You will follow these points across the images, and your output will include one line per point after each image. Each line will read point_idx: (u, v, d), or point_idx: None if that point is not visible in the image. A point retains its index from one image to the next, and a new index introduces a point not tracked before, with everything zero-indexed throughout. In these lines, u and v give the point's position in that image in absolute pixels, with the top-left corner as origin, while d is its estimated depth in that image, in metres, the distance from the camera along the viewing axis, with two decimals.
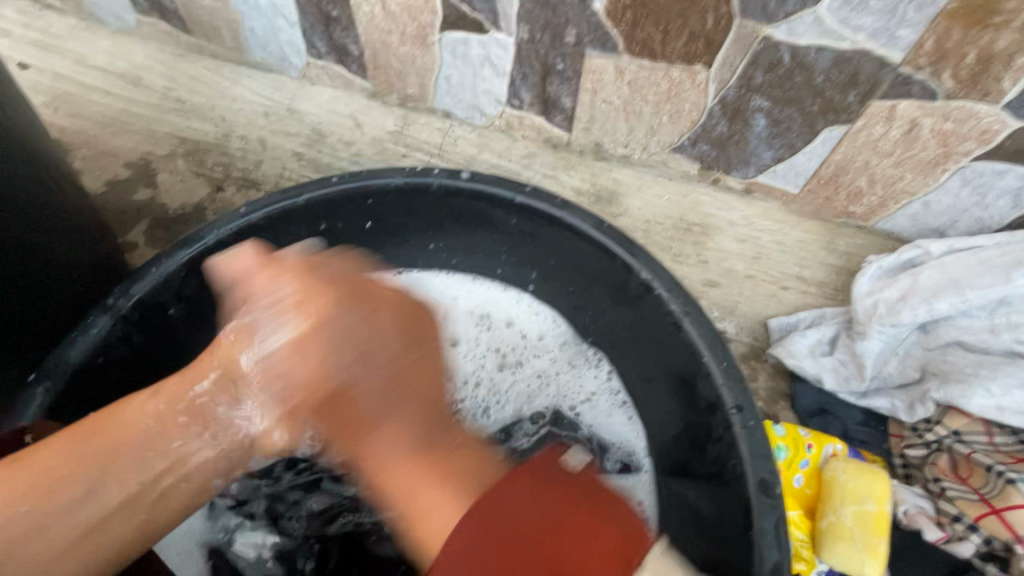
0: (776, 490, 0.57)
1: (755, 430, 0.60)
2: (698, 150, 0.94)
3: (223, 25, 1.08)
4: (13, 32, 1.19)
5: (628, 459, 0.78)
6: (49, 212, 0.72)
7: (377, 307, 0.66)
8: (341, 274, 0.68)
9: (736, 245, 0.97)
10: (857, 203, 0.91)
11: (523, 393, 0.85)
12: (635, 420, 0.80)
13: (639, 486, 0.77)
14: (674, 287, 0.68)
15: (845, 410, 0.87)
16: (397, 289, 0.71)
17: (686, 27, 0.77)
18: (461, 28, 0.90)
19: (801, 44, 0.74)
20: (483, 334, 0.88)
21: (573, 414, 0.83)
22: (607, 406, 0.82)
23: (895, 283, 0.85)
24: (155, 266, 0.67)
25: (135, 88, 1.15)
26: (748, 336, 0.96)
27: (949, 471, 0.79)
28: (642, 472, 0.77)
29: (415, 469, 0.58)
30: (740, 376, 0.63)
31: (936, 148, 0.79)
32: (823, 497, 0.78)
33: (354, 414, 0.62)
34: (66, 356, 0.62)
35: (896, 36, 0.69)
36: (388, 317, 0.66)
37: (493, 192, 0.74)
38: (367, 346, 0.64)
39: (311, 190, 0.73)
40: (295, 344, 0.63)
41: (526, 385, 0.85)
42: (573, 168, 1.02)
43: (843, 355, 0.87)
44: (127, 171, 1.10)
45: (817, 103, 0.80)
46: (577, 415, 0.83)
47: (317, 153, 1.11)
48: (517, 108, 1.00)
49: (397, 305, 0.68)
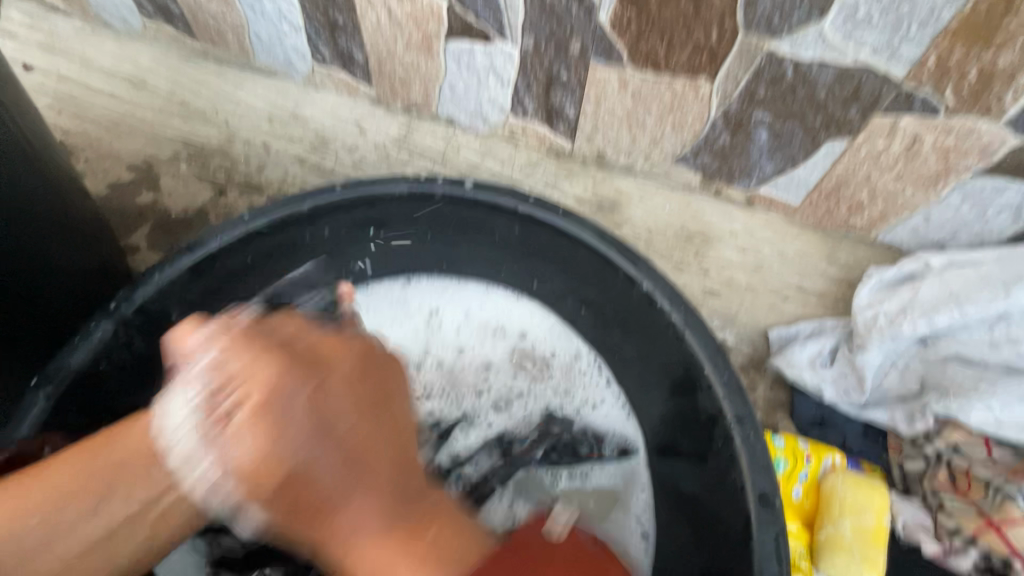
0: (776, 503, 0.58)
1: (756, 443, 0.60)
2: (700, 160, 0.95)
3: (229, 30, 1.10)
4: (17, 34, 1.19)
5: (625, 444, 0.78)
6: (52, 216, 0.72)
7: (329, 369, 0.55)
8: (289, 338, 0.57)
9: (738, 255, 0.97)
10: (858, 215, 0.92)
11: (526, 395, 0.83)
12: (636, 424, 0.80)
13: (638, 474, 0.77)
14: (676, 299, 0.68)
15: (844, 422, 0.87)
16: (353, 339, 0.60)
17: (691, 40, 0.77)
18: (466, 37, 0.90)
19: (805, 58, 0.74)
20: (491, 342, 0.86)
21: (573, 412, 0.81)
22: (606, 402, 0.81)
23: (894, 296, 0.86)
24: (156, 272, 0.67)
25: (139, 91, 1.16)
26: (748, 346, 0.94)
27: (947, 485, 0.79)
28: (639, 454, 0.77)
29: (381, 541, 0.49)
30: (741, 389, 0.63)
31: (937, 163, 0.80)
32: (822, 510, 0.78)
33: (309, 496, 0.50)
34: (69, 360, 0.61)
35: (899, 52, 0.69)
36: (337, 378, 0.55)
37: (497, 201, 0.75)
38: (325, 408, 0.53)
39: (314, 196, 0.73)
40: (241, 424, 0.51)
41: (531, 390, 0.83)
42: (575, 177, 1.02)
43: (843, 367, 0.87)
44: (130, 174, 1.08)
45: (820, 117, 0.80)
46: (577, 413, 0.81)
47: (320, 159, 1.09)
48: (520, 116, 1.01)
49: (348, 362, 0.57)
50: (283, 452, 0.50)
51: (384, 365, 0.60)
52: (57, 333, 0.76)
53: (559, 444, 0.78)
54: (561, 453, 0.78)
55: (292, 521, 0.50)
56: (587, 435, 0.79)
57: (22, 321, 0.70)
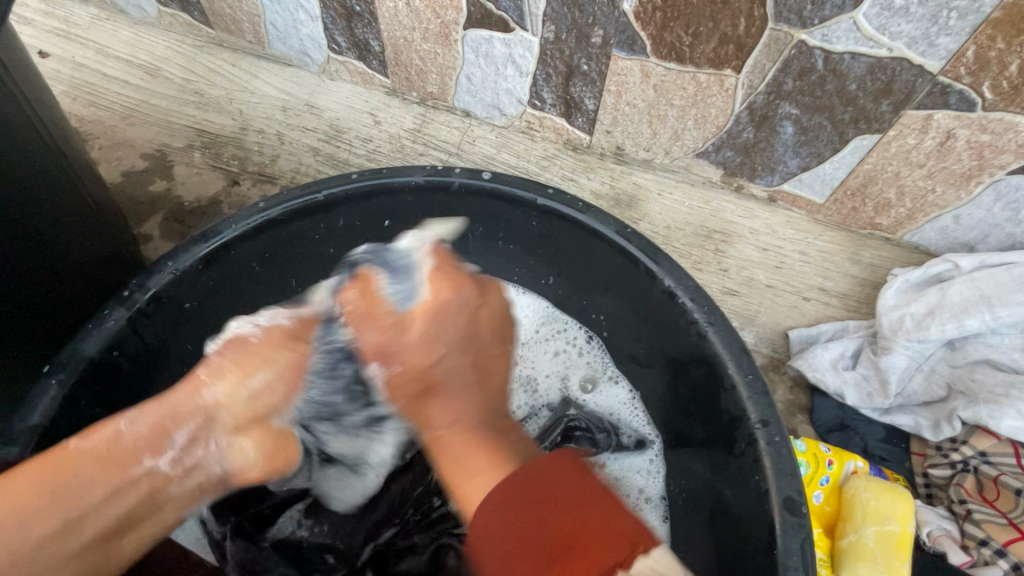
0: (802, 509, 0.56)
1: (781, 446, 0.58)
2: (722, 155, 0.93)
3: (245, 18, 1.09)
4: (34, 21, 1.19)
5: (641, 436, 0.78)
6: (58, 201, 0.70)
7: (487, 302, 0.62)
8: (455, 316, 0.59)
9: (758, 253, 0.95)
10: (884, 214, 0.90)
11: (525, 386, 0.85)
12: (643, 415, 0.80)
13: (653, 464, 0.77)
14: (698, 296, 0.66)
15: (866, 427, 0.85)
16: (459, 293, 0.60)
17: (718, 30, 0.75)
18: (485, 26, 0.89)
19: (836, 50, 0.72)
20: None
21: (582, 397, 0.83)
22: (607, 388, 0.83)
23: (922, 298, 0.84)
24: (171, 261, 0.66)
25: (154, 79, 1.15)
26: (767, 347, 0.91)
27: (975, 493, 0.76)
28: (651, 451, 0.77)
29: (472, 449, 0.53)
30: (766, 390, 0.61)
31: (970, 160, 0.77)
32: (844, 516, 0.76)
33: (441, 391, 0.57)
34: (81, 347, 0.61)
35: (936, 44, 0.67)
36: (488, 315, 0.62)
37: (515, 193, 0.73)
38: (442, 333, 0.58)
39: (329, 185, 0.72)
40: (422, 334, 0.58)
41: (525, 379, 0.85)
42: (592, 171, 1.00)
43: (866, 370, 0.85)
44: (143, 162, 1.08)
45: (850, 112, 0.78)
46: (586, 400, 0.83)
47: (335, 148, 1.08)
48: (538, 108, 0.99)
49: (464, 302, 0.60)
50: (433, 355, 0.58)
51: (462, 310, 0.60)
52: (64, 320, 0.74)
53: (577, 431, 0.78)
54: (578, 441, 0.77)
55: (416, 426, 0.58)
56: (606, 424, 0.79)
57: (35, 305, 0.69)
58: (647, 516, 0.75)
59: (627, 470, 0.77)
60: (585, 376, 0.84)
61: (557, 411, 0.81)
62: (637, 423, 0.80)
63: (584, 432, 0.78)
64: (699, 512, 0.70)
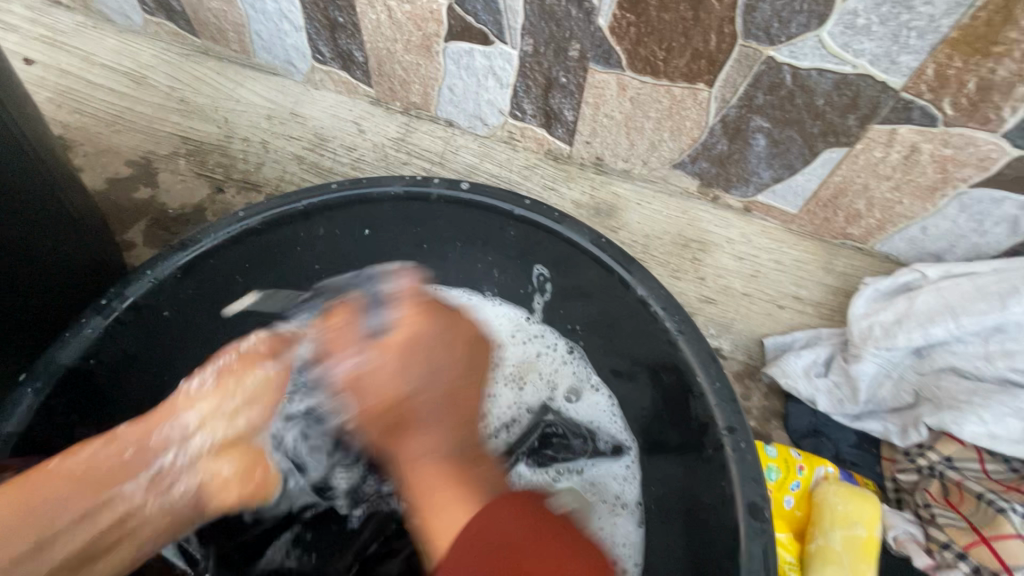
0: (765, 514, 0.57)
1: (747, 452, 0.60)
2: (698, 166, 0.95)
3: (230, 27, 1.10)
4: (19, 27, 1.20)
5: (618, 442, 0.79)
6: (41, 210, 0.71)
7: (457, 329, 0.71)
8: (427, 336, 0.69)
9: (734, 262, 0.97)
10: (855, 224, 0.92)
11: (506, 394, 0.87)
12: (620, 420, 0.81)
13: (630, 470, 0.77)
14: (669, 305, 0.68)
15: (838, 432, 0.87)
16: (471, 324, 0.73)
17: (690, 45, 0.77)
18: (465, 38, 0.90)
19: (803, 66, 0.74)
20: None
21: (561, 404, 0.85)
22: (587, 396, 0.84)
23: (891, 306, 0.85)
24: (150, 270, 0.67)
25: (139, 87, 1.16)
26: (743, 354, 0.96)
27: (940, 497, 0.78)
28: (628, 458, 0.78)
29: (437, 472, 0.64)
30: (732, 397, 0.63)
31: (935, 173, 0.80)
32: (813, 520, 0.77)
33: (412, 416, 0.67)
34: (57, 356, 0.61)
35: (897, 62, 0.69)
36: (460, 343, 0.70)
37: (492, 204, 0.75)
38: (433, 360, 0.68)
39: (308, 196, 0.73)
40: (382, 356, 0.68)
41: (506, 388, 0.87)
42: (572, 181, 1.03)
43: (837, 377, 0.87)
44: (128, 169, 1.08)
45: (818, 126, 0.80)
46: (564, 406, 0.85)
47: (319, 156, 1.10)
48: (519, 119, 1.00)
49: (468, 330, 0.72)
50: (402, 386, 0.67)
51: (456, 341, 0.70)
52: (43, 327, 0.74)
53: (553, 437, 0.82)
54: (555, 446, 0.82)
55: (388, 425, 0.68)
56: (582, 430, 0.82)
57: (16, 313, 0.70)
58: (623, 523, 0.76)
59: (604, 477, 0.78)
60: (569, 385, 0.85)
61: (535, 416, 0.85)
62: (615, 429, 0.80)
63: (558, 440, 0.82)
64: (672, 517, 0.70)
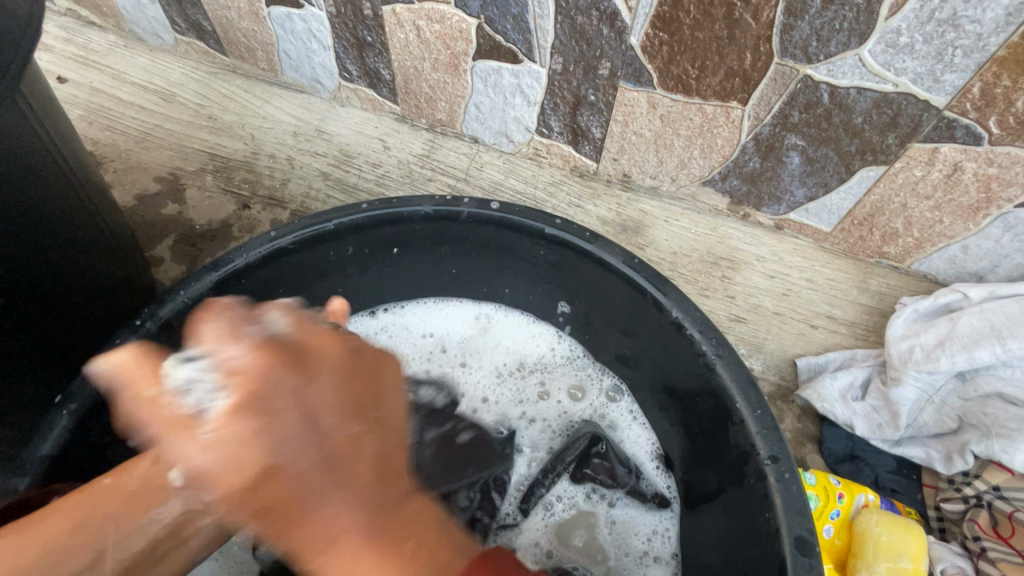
0: (814, 549, 0.55)
1: (791, 484, 0.58)
2: (729, 184, 0.93)
3: (259, 47, 1.12)
4: (53, 47, 1.22)
5: (658, 490, 0.76)
6: (76, 230, 0.72)
7: (319, 365, 0.44)
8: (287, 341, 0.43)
9: (766, 281, 0.95)
10: (892, 243, 0.90)
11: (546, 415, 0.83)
12: (658, 459, 0.78)
13: (666, 523, 0.74)
14: (706, 328, 0.66)
15: (877, 457, 0.84)
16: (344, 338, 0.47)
17: (723, 64, 0.76)
18: (494, 57, 0.90)
19: (842, 84, 0.72)
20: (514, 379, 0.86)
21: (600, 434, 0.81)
22: (627, 428, 0.81)
23: (932, 328, 0.83)
24: (183, 290, 0.67)
25: (168, 104, 1.18)
26: (775, 374, 0.91)
27: (989, 530, 0.74)
28: (668, 505, 0.75)
29: (357, 546, 0.43)
30: (775, 425, 0.61)
31: (978, 192, 0.77)
32: (855, 551, 0.74)
33: (295, 525, 0.42)
34: (91, 377, 0.61)
35: (941, 80, 0.68)
36: (336, 374, 0.45)
37: (523, 224, 0.74)
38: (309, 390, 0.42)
39: (340, 215, 0.73)
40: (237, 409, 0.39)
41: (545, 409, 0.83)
42: (599, 198, 1.01)
43: (876, 401, 0.84)
44: (156, 185, 1.09)
45: (855, 143, 0.78)
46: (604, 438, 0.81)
47: (344, 173, 1.09)
48: (546, 136, 1.00)
49: (342, 353, 0.46)
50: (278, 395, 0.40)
51: (365, 366, 0.48)
52: (70, 345, 0.73)
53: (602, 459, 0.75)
54: (599, 467, 0.75)
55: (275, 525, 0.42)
56: (627, 463, 0.76)
57: (49, 332, 0.70)
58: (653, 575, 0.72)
59: (632, 519, 0.75)
60: (608, 416, 0.82)
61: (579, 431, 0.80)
62: (655, 476, 0.77)
63: (603, 460, 0.75)
64: (708, 573, 0.68)
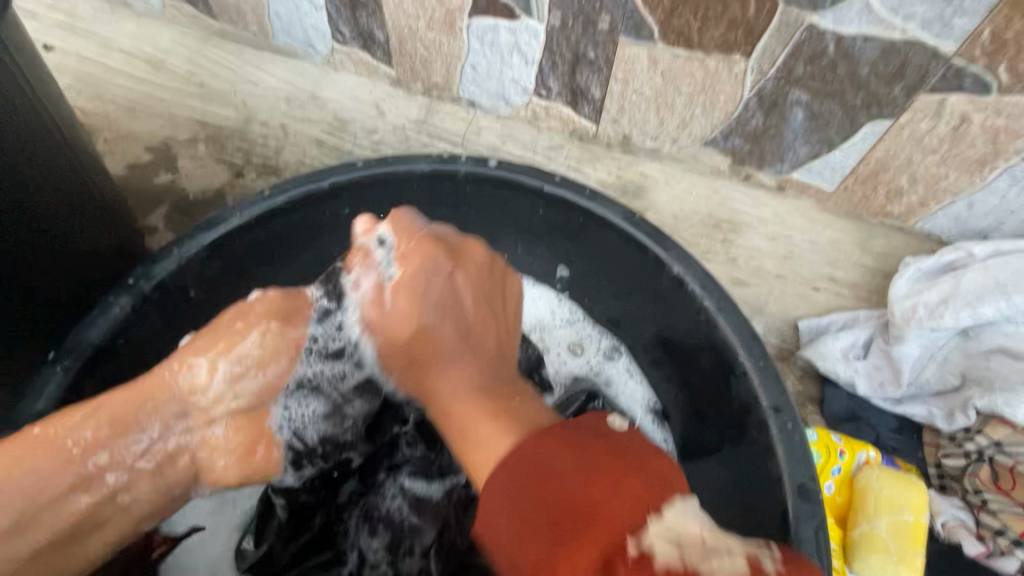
0: (817, 496, 0.55)
1: (794, 433, 0.57)
2: (730, 143, 0.92)
3: (250, 10, 1.08)
4: (37, 14, 1.19)
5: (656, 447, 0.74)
6: (68, 191, 0.71)
7: (464, 262, 0.62)
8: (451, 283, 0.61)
9: (767, 243, 0.94)
10: (897, 202, 0.88)
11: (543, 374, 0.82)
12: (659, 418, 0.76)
13: None
14: (708, 282, 0.65)
15: (878, 416, 0.84)
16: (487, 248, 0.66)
17: (727, 14, 0.74)
18: (491, 13, 0.88)
19: (848, 33, 0.71)
20: None
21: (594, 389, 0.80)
22: (624, 386, 0.79)
23: (935, 286, 0.82)
24: (178, 248, 0.66)
25: (158, 71, 1.15)
26: (776, 336, 0.90)
27: (989, 483, 0.75)
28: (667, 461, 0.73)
29: (479, 402, 0.51)
30: (778, 377, 0.60)
31: (985, 145, 0.76)
32: (856, 506, 0.75)
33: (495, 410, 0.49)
34: (86, 335, 0.60)
35: (951, 25, 0.66)
36: (471, 280, 0.62)
37: (522, 181, 0.72)
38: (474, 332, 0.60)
39: (335, 173, 0.71)
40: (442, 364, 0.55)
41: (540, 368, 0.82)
42: (599, 161, 1.00)
43: (878, 360, 0.84)
44: (148, 154, 1.08)
45: (861, 96, 0.77)
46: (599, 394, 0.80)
47: (341, 140, 1.08)
48: (544, 97, 0.98)
49: (484, 261, 0.64)
50: (422, 317, 0.60)
51: (503, 277, 0.65)
52: (67, 309, 0.73)
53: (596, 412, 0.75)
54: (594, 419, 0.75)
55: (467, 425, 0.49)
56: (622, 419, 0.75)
57: (44, 295, 0.69)
58: None
59: None
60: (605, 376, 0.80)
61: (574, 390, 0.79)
62: (654, 435, 0.75)
63: None
64: None
